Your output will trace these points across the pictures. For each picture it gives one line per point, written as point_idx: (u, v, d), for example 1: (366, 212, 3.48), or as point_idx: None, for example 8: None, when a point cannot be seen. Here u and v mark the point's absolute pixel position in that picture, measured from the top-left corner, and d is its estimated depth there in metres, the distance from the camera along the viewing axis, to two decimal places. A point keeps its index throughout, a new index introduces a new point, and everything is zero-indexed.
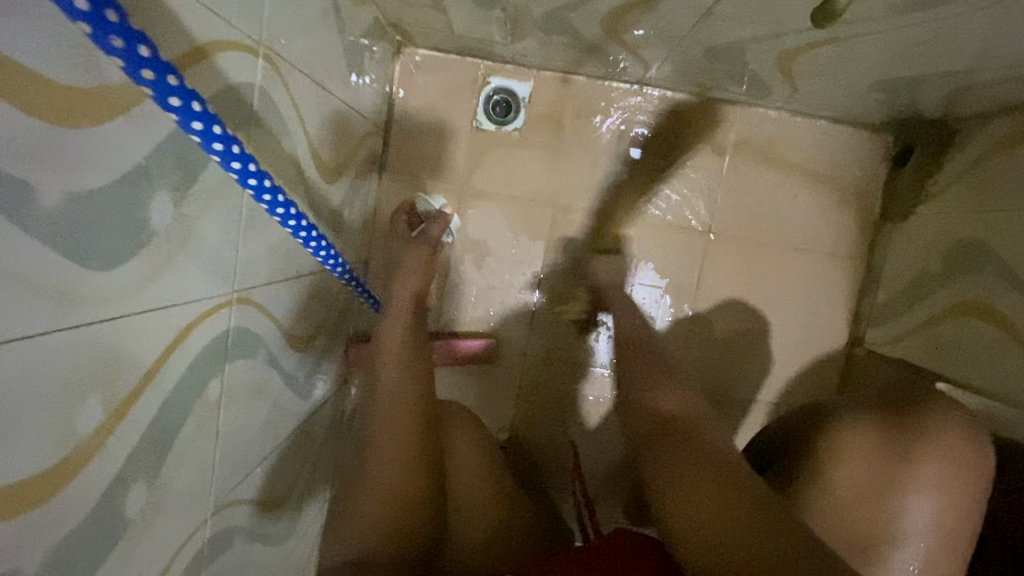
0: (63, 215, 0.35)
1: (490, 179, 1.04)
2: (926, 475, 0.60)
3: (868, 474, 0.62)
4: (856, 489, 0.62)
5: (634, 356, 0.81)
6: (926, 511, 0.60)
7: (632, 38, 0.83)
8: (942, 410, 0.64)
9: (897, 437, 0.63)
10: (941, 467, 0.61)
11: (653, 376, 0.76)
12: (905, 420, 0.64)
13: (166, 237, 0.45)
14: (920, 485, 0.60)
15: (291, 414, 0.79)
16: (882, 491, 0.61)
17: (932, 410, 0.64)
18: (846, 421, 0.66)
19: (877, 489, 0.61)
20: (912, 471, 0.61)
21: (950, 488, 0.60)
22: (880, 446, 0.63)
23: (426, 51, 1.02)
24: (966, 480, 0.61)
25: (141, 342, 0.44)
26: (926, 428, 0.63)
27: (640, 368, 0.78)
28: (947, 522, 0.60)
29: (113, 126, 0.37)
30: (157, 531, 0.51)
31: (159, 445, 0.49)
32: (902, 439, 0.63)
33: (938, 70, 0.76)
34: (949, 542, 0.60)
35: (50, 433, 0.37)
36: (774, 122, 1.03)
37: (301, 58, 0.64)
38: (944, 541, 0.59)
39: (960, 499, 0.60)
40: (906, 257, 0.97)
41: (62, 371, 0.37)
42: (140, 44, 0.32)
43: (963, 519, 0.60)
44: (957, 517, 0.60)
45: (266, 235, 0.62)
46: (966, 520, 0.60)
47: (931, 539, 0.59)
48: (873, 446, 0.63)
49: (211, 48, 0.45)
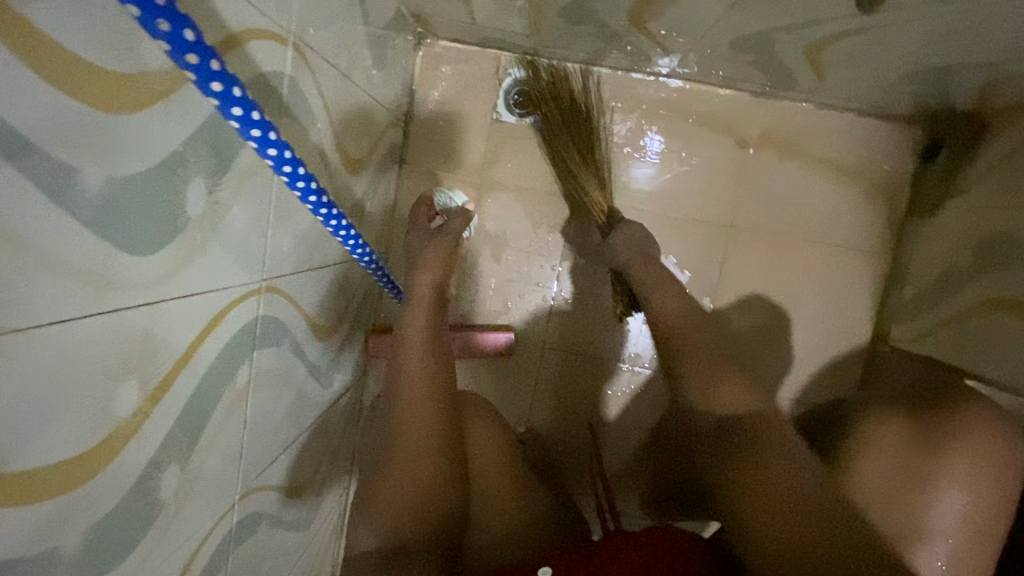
0: (105, 200, 0.35)
1: (509, 172, 1.04)
2: (952, 471, 0.59)
3: (891, 471, 0.62)
4: (878, 486, 0.62)
5: (688, 333, 0.71)
6: (954, 509, 0.58)
7: (657, 29, 0.82)
8: (969, 402, 0.63)
9: (921, 433, 0.63)
10: (969, 463, 0.59)
11: (714, 358, 0.68)
12: (931, 415, 0.63)
13: (200, 223, 0.45)
14: (946, 480, 0.59)
15: (313, 402, 0.80)
16: (906, 487, 0.61)
17: (958, 402, 0.63)
18: (867, 420, 0.67)
19: (900, 485, 0.61)
20: (936, 466, 0.60)
21: (978, 485, 0.59)
22: (902, 442, 0.63)
23: (447, 42, 1.02)
24: (995, 476, 0.59)
25: (173, 329, 0.44)
26: (951, 423, 0.62)
27: (695, 348, 0.69)
28: (976, 520, 0.58)
29: (152, 112, 0.38)
30: (189, 513, 0.52)
31: (192, 430, 0.50)
32: (927, 434, 0.62)
33: (973, 61, 0.74)
34: (979, 540, 0.58)
35: (92, 414, 0.38)
36: (800, 116, 1.01)
37: (327, 47, 0.64)
38: (973, 541, 0.58)
39: (989, 495, 0.59)
40: (935, 251, 0.95)
41: (103, 352, 0.38)
42: (185, 28, 0.32)
43: (993, 517, 0.59)
44: (987, 515, 0.59)
45: (293, 224, 0.62)
46: (997, 518, 0.59)
47: (958, 537, 0.58)
48: (896, 442, 0.63)
49: (244, 36, 0.46)
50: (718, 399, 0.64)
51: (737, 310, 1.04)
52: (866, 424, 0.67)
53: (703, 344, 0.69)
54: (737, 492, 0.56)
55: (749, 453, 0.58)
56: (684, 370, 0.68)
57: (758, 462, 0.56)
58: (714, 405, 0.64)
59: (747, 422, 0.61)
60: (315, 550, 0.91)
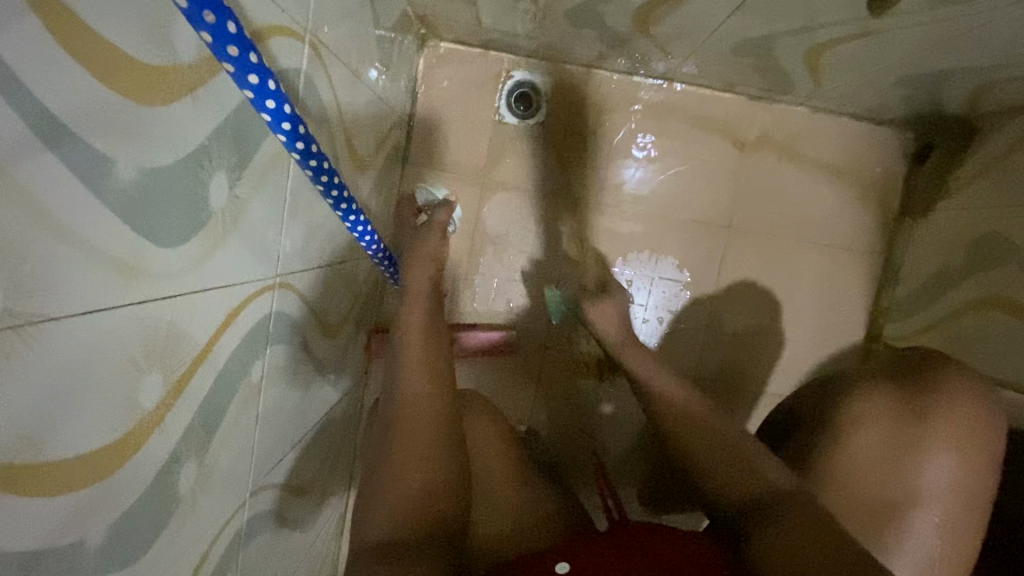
0: (136, 189, 0.35)
1: (512, 173, 1.05)
2: (942, 437, 0.60)
3: (884, 440, 0.62)
4: (874, 457, 0.62)
5: (692, 409, 0.67)
6: (945, 474, 0.60)
7: (660, 31, 0.83)
8: (949, 370, 0.64)
9: (910, 400, 0.63)
10: (955, 429, 0.61)
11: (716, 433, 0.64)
12: (915, 383, 0.64)
13: (221, 217, 0.45)
14: (936, 446, 0.60)
15: (319, 402, 0.80)
16: (898, 455, 0.61)
17: (942, 370, 0.64)
18: (856, 391, 0.66)
19: (895, 454, 0.61)
20: (926, 433, 0.61)
21: (965, 449, 0.60)
22: (895, 413, 0.63)
23: (450, 44, 1.03)
24: (980, 440, 0.61)
25: (194, 322, 0.44)
26: (935, 390, 0.63)
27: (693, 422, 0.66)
28: (965, 482, 0.59)
29: (181, 103, 0.38)
30: (205, 507, 0.52)
31: (209, 424, 0.50)
32: (914, 402, 0.63)
33: (967, 66, 0.76)
34: (968, 504, 0.59)
35: (116, 406, 0.38)
36: (796, 119, 1.04)
37: (340, 46, 0.64)
38: (962, 504, 0.59)
39: (976, 458, 0.60)
40: (926, 250, 0.98)
41: (128, 342, 0.38)
42: (228, 20, 0.32)
43: (979, 482, 0.60)
44: (975, 480, 0.60)
45: (305, 221, 0.63)
46: (984, 483, 0.60)
47: (948, 500, 0.59)
48: (887, 412, 0.63)
49: (265, 32, 0.46)
50: (733, 474, 0.60)
51: (733, 309, 1.06)
52: (854, 395, 0.66)
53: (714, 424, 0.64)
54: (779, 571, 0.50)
55: (793, 531, 0.51)
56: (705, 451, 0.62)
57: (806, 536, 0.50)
58: (737, 479, 0.59)
59: (776, 495, 0.56)
60: (317, 552, 0.90)
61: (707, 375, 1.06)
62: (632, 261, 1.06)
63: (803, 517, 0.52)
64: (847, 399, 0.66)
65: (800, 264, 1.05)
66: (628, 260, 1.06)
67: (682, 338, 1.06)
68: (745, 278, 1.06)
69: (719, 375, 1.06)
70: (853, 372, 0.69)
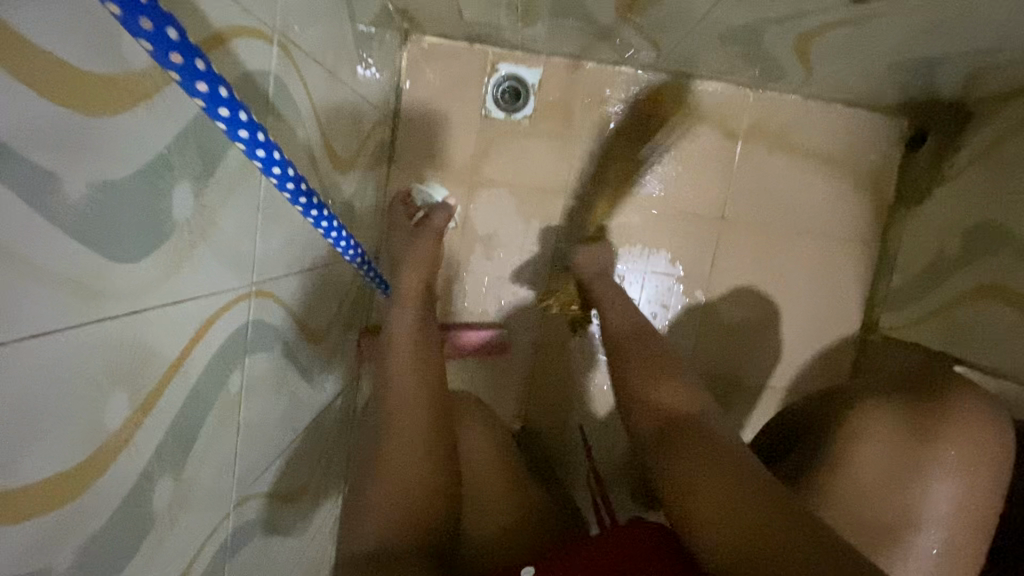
0: (88, 205, 0.34)
1: (500, 169, 1.03)
2: (949, 460, 0.58)
3: (890, 462, 0.60)
4: (876, 478, 0.60)
5: (632, 339, 0.78)
6: (948, 497, 0.58)
7: (645, 21, 0.81)
8: (960, 390, 0.62)
9: (920, 422, 0.60)
10: (963, 452, 0.59)
11: (648, 362, 0.74)
12: (926, 403, 0.62)
13: (187, 229, 0.44)
14: (942, 469, 0.58)
15: (307, 407, 0.79)
16: (904, 478, 0.59)
17: (955, 391, 0.62)
18: (860, 408, 0.64)
19: (898, 475, 0.59)
20: (934, 457, 0.59)
21: (974, 474, 0.58)
22: (900, 433, 0.61)
23: (434, 38, 1.00)
24: (990, 465, 0.59)
25: (162, 338, 0.43)
26: (946, 410, 0.60)
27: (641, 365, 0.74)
28: (969, 507, 0.58)
29: (136, 113, 0.36)
30: (184, 523, 0.51)
31: (184, 440, 0.49)
32: (924, 424, 0.60)
33: (959, 50, 0.74)
34: (970, 527, 0.58)
35: (79, 429, 0.37)
36: (789, 108, 1.02)
37: (313, 44, 0.63)
38: (965, 526, 0.58)
39: (982, 483, 0.58)
40: (921, 239, 0.96)
41: (89, 362, 0.36)
42: (169, 26, 0.31)
43: (984, 504, 0.59)
44: (979, 503, 0.58)
45: (282, 225, 0.61)
46: (989, 505, 0.59)
47: (951, 524, 0.58)
48: (893, 433, 0.61)
49: (227, 34, 0.44)
50: (659, 405, 0.67)
51: (727, 302, 1.05)
52: (860, 412, 0.63)
53: (647, 358, 0.74)
54: (678, 479, 0.57)
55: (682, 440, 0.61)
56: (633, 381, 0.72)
57: (707, 455, 0.58)
58: (661, 412, 0.66)
59: (683, 419, 0.64)
60: (311, 556, 0.90)
61: (702, 369, 1.05)
62: (624, 256, 1.04)
63: (711, 443, 0.59)
64: (851, 417, 0.64)
65: (794, 254, 1.04)
66: (621, 255, 1.04)
67: (675, 333, 1.05)
68: (739, 270, 1.04)
69: (715, 369, 1.05)
70: (858, 388, 0.67)
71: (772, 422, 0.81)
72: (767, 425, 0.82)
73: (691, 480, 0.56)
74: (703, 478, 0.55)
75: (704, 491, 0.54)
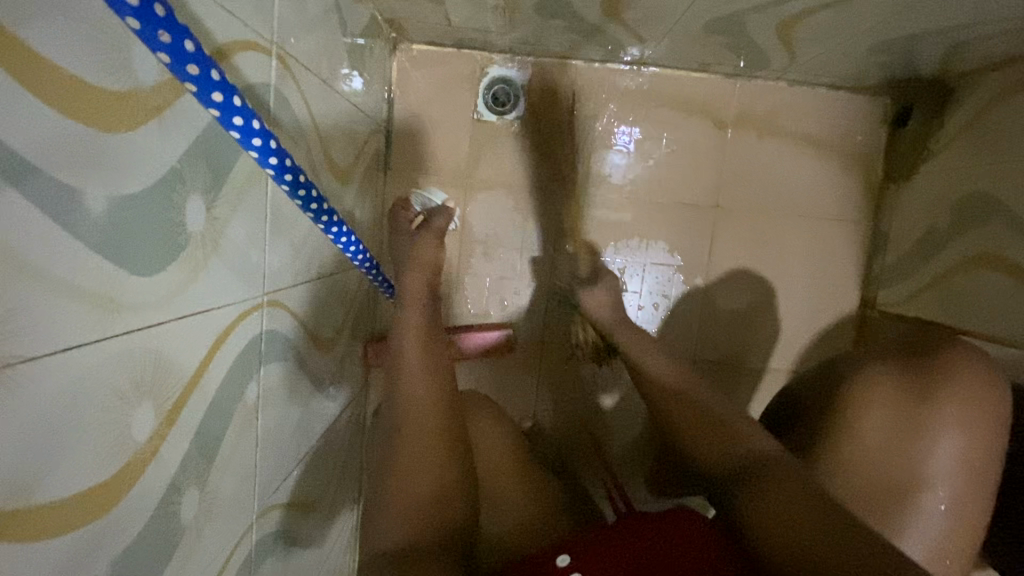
0: (107, 220, 0.35)
1: (496, 170, 1.04)
2: (949, 417, 0.60)
3: (892, 424, 0.61)
4: (879, 442, 0.61)
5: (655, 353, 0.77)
6: (952, 454, 0.59)
7: (631, 17, 0.83)
8: (952, 348, 0.63)
9: (917, 383, 0.62)
10: (962, 409, 0.60)
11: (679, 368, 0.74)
12: (921, 364, 0.63)
13: (201, 241, 0.45)
14: (943, 428, 0.60)
15: (320, 417, 0.79)
16: (906, 440, 0.60)
17: (950, 351, 0.63)
18: (858, 375, 0.65)
19: (900, 436, 0.61)
20: (934, 416, 0.60)
21: (974, 431, 0.60)
22: (898, 395, 0.62)
23: (422, 45, 1.02)
24: (990, 421, 0.60)
25: (183, 349, 0.44)
26: (941, 370, 0.62)
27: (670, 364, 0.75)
28: (972, 461, 0.59)
29: (149, 127, 0.37)
30: (211, 535, 0.52)
31: (207, 451, 0.49)
32: (921, 384, 0.62)
33: (937, 28, 0.76)
34: (975, 485, 0.60)
35: (108, 441, 0.37)
36: (774, 94, 1.03)
37: (309, 56, 0.64)
38: (971, 480, 0.59)
39: (983, 437, 0.60)
40: (913, 215, 0.98)
41: (115, 374, 0.37)
42: (185, 39, 0.33)
43: (987, 458, 0.60)
44: (982, 457, 0.60)
45: (289, 235, 0.62)
46: (991, 458, 0.60)
47: (956, 482, 0.59)
48: (892, 396, 0.62)
49: (229, 48, 0.46)
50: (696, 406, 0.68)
51: (726, 289, 1.06)
52: (858, 380, 0.65)
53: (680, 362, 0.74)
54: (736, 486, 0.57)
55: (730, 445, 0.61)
56: (664, 385, 0.72)
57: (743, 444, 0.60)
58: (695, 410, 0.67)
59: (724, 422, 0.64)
60: (332, 568, 0.90)
61: (707, 356, 1.06)
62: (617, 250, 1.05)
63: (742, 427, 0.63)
64: (850, 385, 0.65)
65: (790, 237, 1.05)
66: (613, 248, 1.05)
67: (678, 321, 1.06)
68: (736, 256, 1.06)
69: (719, 356, 1.06)
70: (855, 356, 0.69)
71: (774, 399, 0.82)
72: (769, 404, 0.83)
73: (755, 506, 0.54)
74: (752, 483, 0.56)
75: (753, 504, 0.55)
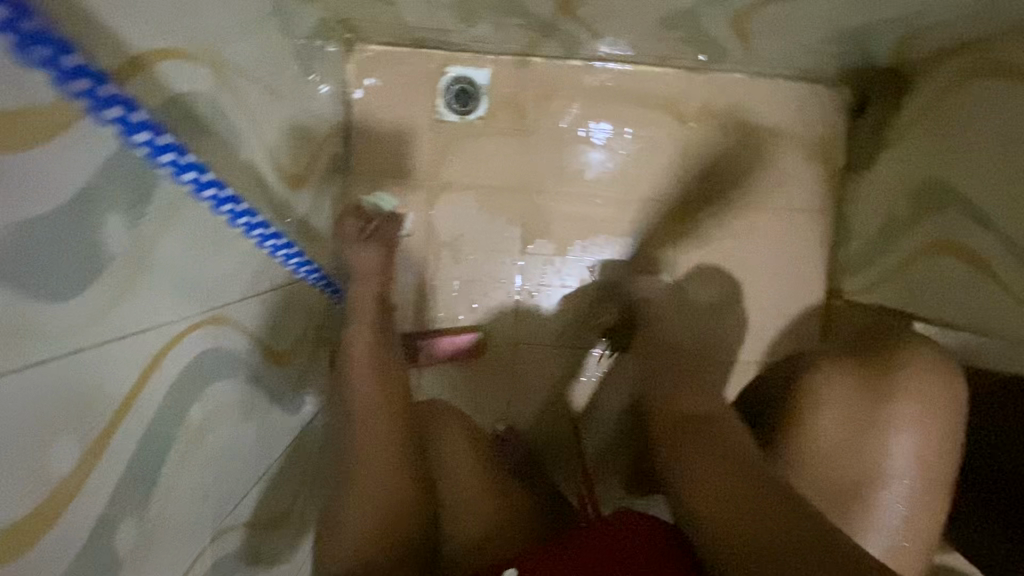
0: (15, 248, 0.33)
1: (460, 171, 1.03)
2: (905, 413, 0.60)
3: (851, 421, 0.62)
4: (837, 439, 0.62)
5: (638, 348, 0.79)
6: (909, 448, 0.60)
7: (585, 13, 0.82)
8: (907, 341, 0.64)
9: (872, 378, 0.62)
10: (918, 403, 0.60)
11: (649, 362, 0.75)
12: (879, 359, 0.63)
13: (125, 262, 0.43)
14: (899, 423, 0.60)
15: (282, 431, 0.78)
16: (864, 435, 0.61)
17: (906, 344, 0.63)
18: (817, 371, 0.65)
19: (859, 433, 0.61)
20: (891, 412, 0.61)
21: (930, 425, 0.60)
22: (857, 392, 0.62)
23: (379, 46, 1.00)
24: (947, 413, 0.60)
25: (109, 375, 0.42)
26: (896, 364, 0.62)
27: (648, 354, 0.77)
28: (930, 454, 0.60)
29: (48, 147, 0.34)
30: (157, 561, 0.50)
31: (147, 476, 0.48)
32: (878, 380, 0.62)
33: (884, 17, 0.77)
34: (933, 476, 0.60)
35: (26, 478, 0.35)
36: (735, 87, 1.03)
37: (248, 62, 0.62)
38: (929, 474, 0.60)
39: (940, 430, 0.60)
40: (874, 204, 0.98)
41: (33, 407, 0.35)
42: (64, 54, 0.34)
43: (944, 450, 0.60)
44: (939, 450, 0.60)
45: (233, 248, 0.60)
46: (948, 451, 0.61)
47: (913, 475, 0.60)
48: (850, 393, 0.62)
49: (147, 58, 0.44)
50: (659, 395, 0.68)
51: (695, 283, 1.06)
52: (818, 376, 0.64)
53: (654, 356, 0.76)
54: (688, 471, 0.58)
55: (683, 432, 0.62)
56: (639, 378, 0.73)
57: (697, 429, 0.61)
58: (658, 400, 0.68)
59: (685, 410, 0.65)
60: None
61: None
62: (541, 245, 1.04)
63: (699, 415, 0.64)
64: (809, 381, 0.65)
65: (755, 228, 1.06)
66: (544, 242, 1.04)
67: None
68: (703, 250, 1.06)
69: None
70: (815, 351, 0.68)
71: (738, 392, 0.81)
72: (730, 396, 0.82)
73: (699, 485, 0.56)
74: (702, 469, 0.57)
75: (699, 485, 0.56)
